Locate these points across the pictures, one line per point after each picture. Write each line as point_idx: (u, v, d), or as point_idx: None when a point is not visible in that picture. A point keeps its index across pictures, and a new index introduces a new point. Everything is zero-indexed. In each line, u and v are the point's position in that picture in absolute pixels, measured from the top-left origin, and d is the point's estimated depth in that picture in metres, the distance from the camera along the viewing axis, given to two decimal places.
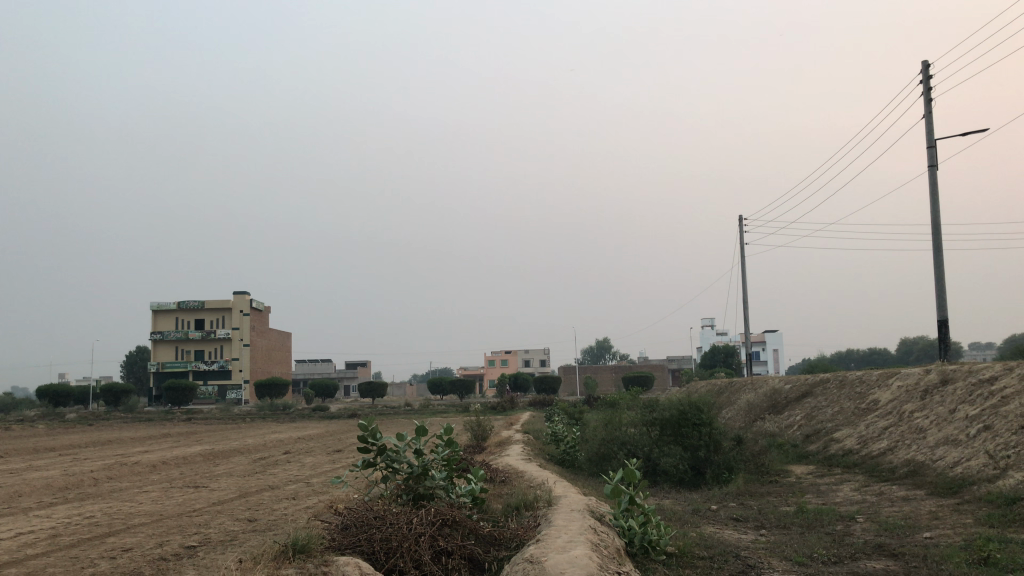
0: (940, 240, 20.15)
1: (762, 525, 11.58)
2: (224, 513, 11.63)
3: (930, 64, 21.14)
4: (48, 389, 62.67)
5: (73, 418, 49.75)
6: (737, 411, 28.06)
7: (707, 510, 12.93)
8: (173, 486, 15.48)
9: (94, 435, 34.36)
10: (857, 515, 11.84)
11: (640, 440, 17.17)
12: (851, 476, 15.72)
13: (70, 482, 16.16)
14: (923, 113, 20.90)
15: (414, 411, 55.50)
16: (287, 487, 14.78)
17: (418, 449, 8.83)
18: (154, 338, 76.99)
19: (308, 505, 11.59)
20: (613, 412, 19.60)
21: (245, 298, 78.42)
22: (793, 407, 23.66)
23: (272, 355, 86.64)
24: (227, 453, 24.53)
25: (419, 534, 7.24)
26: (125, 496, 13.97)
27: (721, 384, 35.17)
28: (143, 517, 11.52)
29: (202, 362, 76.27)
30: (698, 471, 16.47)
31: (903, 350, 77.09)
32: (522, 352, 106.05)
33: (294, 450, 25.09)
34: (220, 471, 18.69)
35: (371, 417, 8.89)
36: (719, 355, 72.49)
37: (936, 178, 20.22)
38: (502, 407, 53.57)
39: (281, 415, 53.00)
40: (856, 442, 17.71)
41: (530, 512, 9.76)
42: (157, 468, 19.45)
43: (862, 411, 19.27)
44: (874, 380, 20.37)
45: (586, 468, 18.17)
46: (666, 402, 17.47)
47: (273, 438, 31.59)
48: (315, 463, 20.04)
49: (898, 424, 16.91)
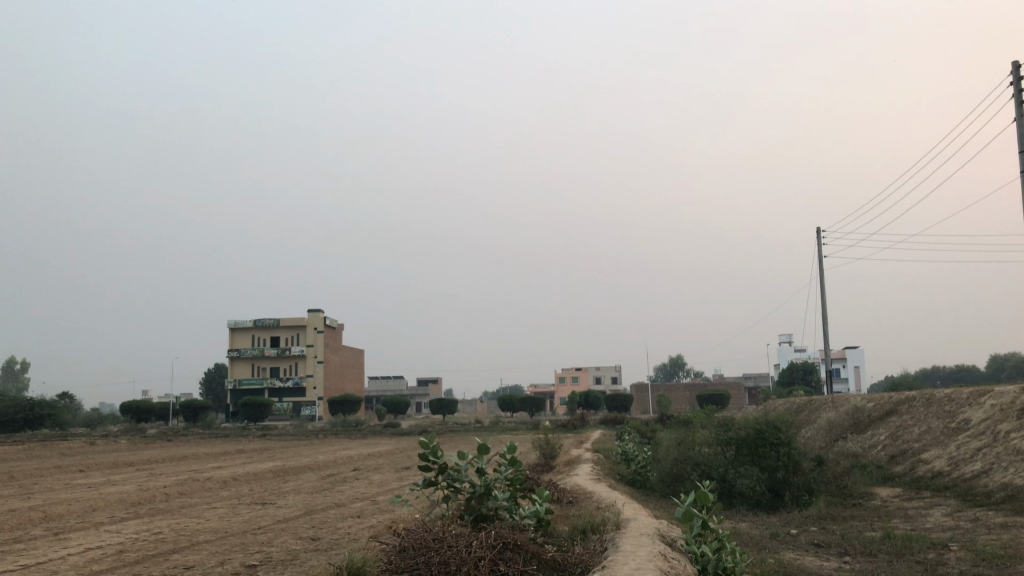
0: None
1: (846, 552, 10.88)
2: (288, 531, 11.53)
3: (1021, 65, 20.05)
4: (131, 405, 64.48)
5: (154, 433, 51.04)
6: (817, 430, 27.01)
7: (786, 535, 12.29)
8: (240, 503, 15.51)
9: (172, 450, 35.15)
10: (951, 543, 11.06)
11: (714, 460, 16.55)
12: (941, 500, 14.81)
13: (143, 497, 16.34)
14: (1015, 116, 19.80)
15: (484, 428, 55.55)
16: (352, 505, 14.67)
17: (481, 468, 8.50)
18: (231, 355, 78.78)
19: (371, 524, 11.40)
20: (685, 431, 18.99)
21: (319, 315, 79.81)
22: (877, 426, 22.57)
23: (345, 372, 87.79)
24: (298, 470, 24.63)
25: (478, 558, 6.91)
26: (194, 513, 14.03)
27: (799, 402, 34.00)
28: (208, 534, 11.49)
29: (278, 379, 77.68)
30: (776, 493, 15.78)
31: (993, 367, 73.73)
32: (593, 369, 105.14)
33: (362, 467, 25.12)
34: (289, 488, 18.75)
35: (433, 434, 8.60)
36: (797, 373, 70.43)
37: None
38: (571, 425, 53.03)
39: (352, 432, 53.44)
40: (946, 464, 16.72)
41: (596, 536, 9.33)
42: (227, 485, 19.62)
43: (952, 430, 18.21)
44: (965, 398, 19.27)
45: (658, 489, 17.59)
46: (741, 421, 16.83)
47: (344, 455, 31.76)
48: (382, 480, 19.95)
49: (992, 445, 15.91)
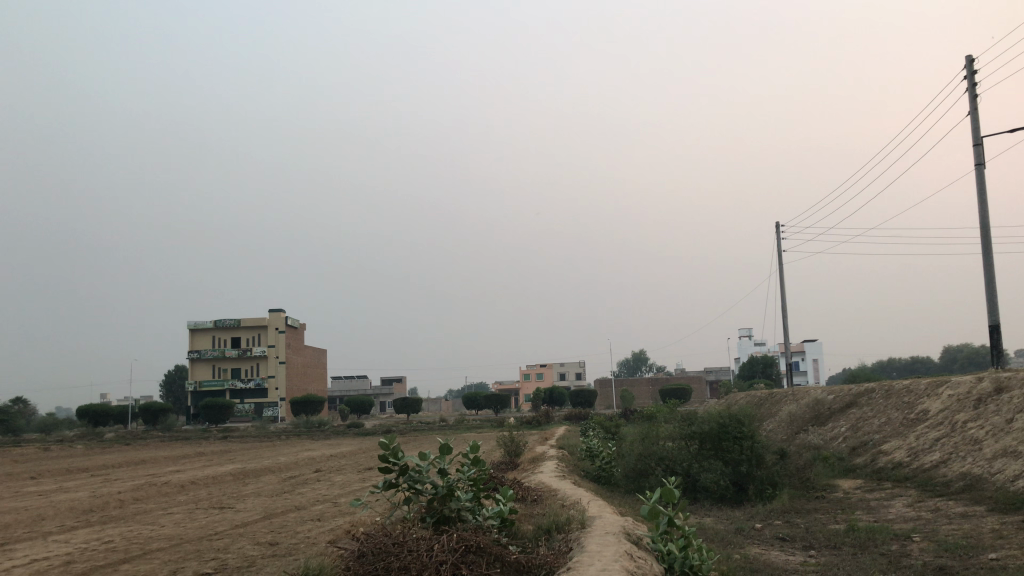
0: (989, 242, 19.28)
1: (811, 545, 10.87)
2: (245, 536, 11.21)
3: (974, 59, 20.33)
4: (88, 409, 63.25)
5: (112, 437, 50.17)
6: (778, 423, 27.22)
7: (750, 529, 12.27)
8: (198, 507, 15.13)
9: (129, 455, 34.38)
10: (914, 534, 11.08)
11: (679, 455, 16.52)
12: (902, 490, 14.93)
13: (95, 504, 15.83)
14: (969, 109, 20.07)
15: (448, 426, 55.38)
16: (313, 507, 14.37)
17: (443, 469, 8.28)
18: (191, 356, 77.48)
19: (331, 528, 11.17)
20: (649, 426, 18.95)
21: (280, 315, 78.95)
22: (837, 418, 22.78)
23: (308, 372, 86.85)
24: (259, 472, 24.18)
25: (440, 562, 6.72)
26: (147, 519, 13.62)
27: (760, 395, 34.29)
28: (162, 541, 11.16)
29: (239, 380, 76.61)
30: (740, 487, 15.81)
31: (946, 358, 75.22)
32: (557, 366, 105.43)
33: (324, 469, 24.75)
34: (247, 491, 18.34)
35: (393, 435, 8.36)
36: (758, 366, 71.19)
37: (984, 177, 19.37)
38: (536, 421, 53.05)
39: (314, 432, 52.94)
40: (906, 454, 16.87)
41: (561, 535, 9.19)
42: (184, 489, 19.12)
43: (911, 421, 18.39)
44: (923, 389, 19.48)
45: (622, 485, 17.51)
46: (704, 415, 16.85)
47: (305, 456, 31.36)
48: (344, 482, 19.63)
49: (951, 435, 16.09)
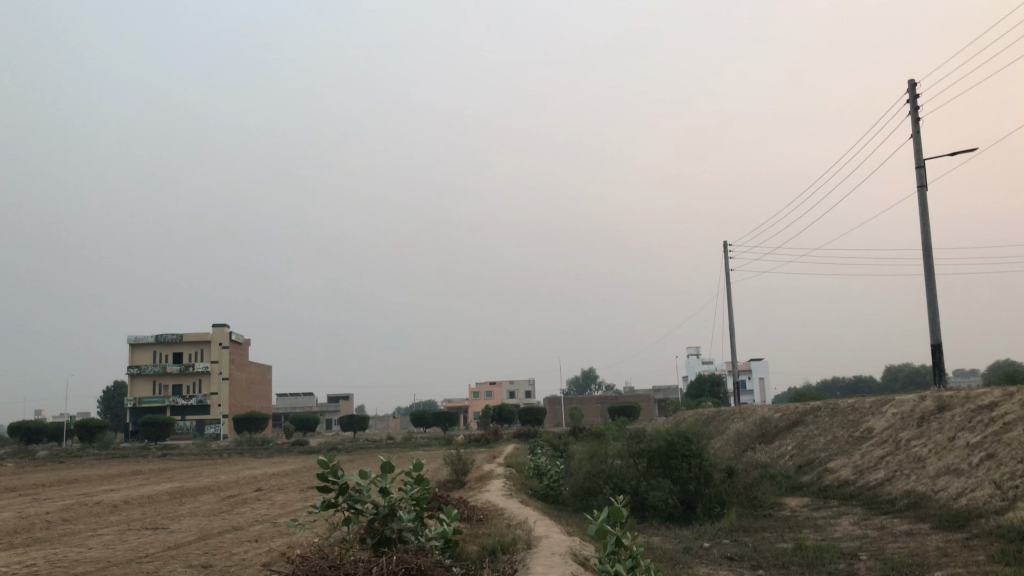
0: (931, 262, 19.61)
1: (759, 565, 10.74)
2: (177, 559, 10.70)
3: (917, 84, 20.74)
4: (20, 426, 61.06)
5: (44, 455, 48.46)
6: (725, 441, 27.32)
7: (699, 548, 12.13)
8: (129, 528, 14.47)
9: (62, 473, 33.14)
10: (860, 552, 11.05)
11: (627, 473, 16.37)
12: (848, 508, 14.97)
13: (20, 525, 15.05)
14: (911, 132, 20.45)
15: (395, 444, 54.70)
16: (251, 528, 13.85)
17: (384, 488, 7.96)
18: (131, 372, 75.41)
19: (268, 549, 10.71)
20: (598, 443, 18.79)
21: (224, 331, 77.45)
22: (784, 436, 22.91)
23: (252, 389, 85.24)
24: (197, 491, 23.42)
25: None
26: (75, 541, 12.98)
27: (708, 413, 34.45)
28: (88, 565, 10.57)
29: (180, 397, 74.74)
30: (688, 505, 15.69)
31: (888, 377, 76.82)
32: (507, 384, 105.17)
33: (266, 487, 24.08)
34: (184, 511, 17.65)
35: (333, 453, 8.00)
36: (706, 385, 71.76)
37: (926, 198, 19.72)
38: (485, 439, 52.68)
39: (258, 450, 51.88)
40: (851, 472, 16.95)
41: (506, 556, 8.90)
42: (117, 509, 18.32)
43: (856, 439, 18.53)
44: (867, 407, 19.65)
45: (570, 504, 17.30)
46: (652, 433, 16.77)
47: (247, 474, 30.56)
48: (286, 501, 19.03)
49: (895, 453, 16.22)
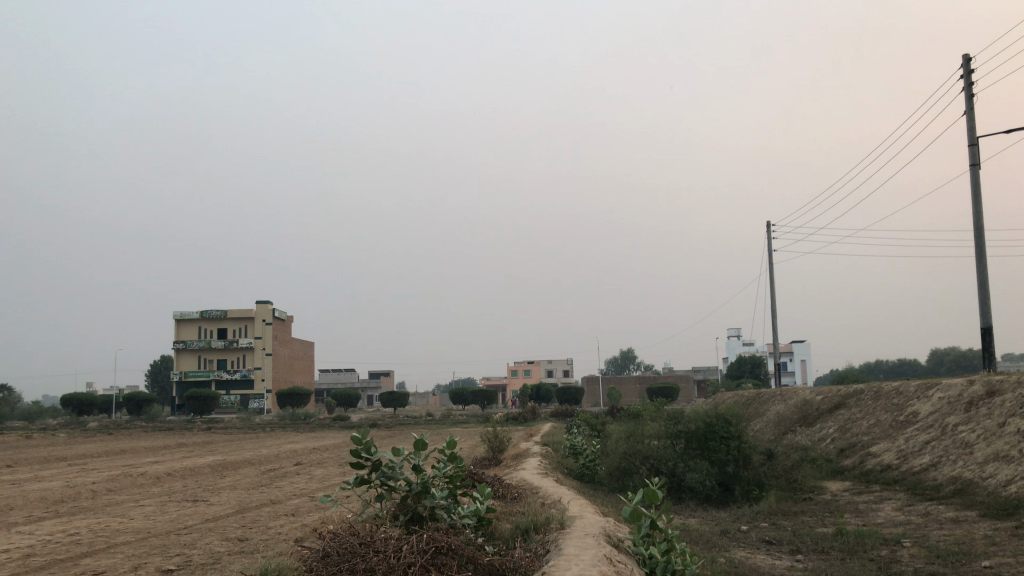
0: (983, 243, 19.02)
1: (798, 549, 10.54)
2: (214, 531, 10.80)
3: (972, 58, 20.03)
4: (71, 398, 62.54)
5: (94, 427, 49.60)
6: (765, 423, 26.97)
7: (736, 531, 11.96)
8: (171, 500, 14.70)
9: (109, 444, 33.94)
10: (904, 539, 10.78)
11: (664, 454, 16.18)
12: (891, 494, 14.66)
13: (66, 495, 15.37)
14: (965, 109, 19.77)
15: (434, 421, 55.11)
16: (289, 501, 14.00)
17: (417, 465, 7.90)
18: (177, 346, 76.82)
19: (303, 524, 10.77)
20: (635, 424, 18.62)
21: (267, 307, 78.45)
22: (825, 419, 22.51)
23: (294, 365, 86.42)
24: (238, 465, 23.76)
25: (408, 564, 6.40)
26: (118, 511, 13.23)
27: (748, 395, 34.01)
28: (128, 535, 10.72)
29: (224, 371, 75.99)
30: (725, 488, 15.51)
31: (934, 361, 75.28)
32: (546, 363, 105.31)
33: (305, 462, 24.33)
34: (224, 484, 17.89)
35: (366, 429, 7.94)
36: (746, 366, 71.01)
37: (979, 177, 19.09)
38: (522, 417, 52.74)
39: (299, 424, 52.60)
40: (895, 457, 16.60)
41: (539, 536, 8.82)
42: (159, 481, 18.62)
43: (901, 423, 18.12)
44: (913, 391, 19.21)
45: (606, 484, 17.19)
46: (691, 414, 16.58)
47: (287, 448, 30.94)
48: (324, 476, 19.20)
49: (940, 438, 15.84)
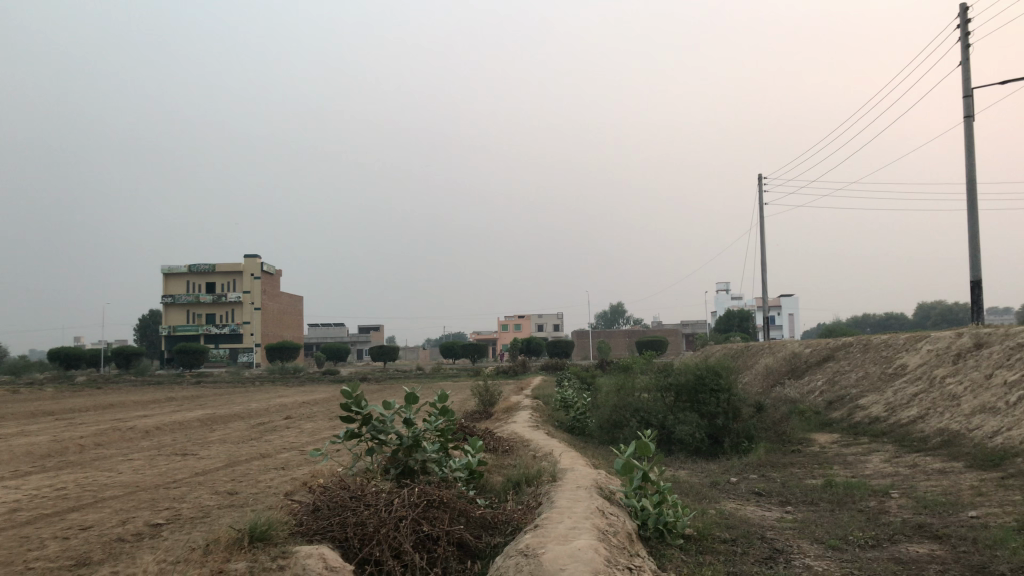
0: (975, 195, 18.94)
1: (787, 501, 10.59)
2: (204, 485, 10.75)
3: (969, 8, 19.75)
4: (59, 352, 62.30)
5: (83, 381, 49.47)
6: (754, 376, 27.12)
7: (726, 483, 12.00)
8: (160, 454, 14.65)
9: (98, 398, 33.87)
10: (892, 490, 10.83)
11: (654, 407, 16.21)
12: (878, 445, 14.74)
13: (54, 449, 15.29)
14: (961, 59, 19.56)
15: (424, 375, 55.29)
16: (279, 455, 13.97)
17: (408, 419, 7.82)
18: (165, 301, 76.52)
19: (294, 477, 10.74)
20: (625, 377, 18.64)
21: (255, 261, 77.99)
22: (814, 371, 22.63)
23: (283, 319, 86.29)
24: (228, 418, 23.74)
25: (399, 518, 6.36)
26: (106, 465, 13.16)
27: (737, 348, 34.17)
28: (117, 489, 10.66)
29: (213, 325, 75.81)
30: (715, 440, 15.57)
31: (920, 314, 75.76)
32: (535, 317, 105.61)
33: (295, 415, 24.33)
34: (214, 438, 17.85)
35: (356, 382, 7.84)
36: (734, 320, 71.30)
37: (973, 129, 18.95)
38: (512, 371, 52.97)
39: (289, 378, 52.65)
40: (883, 409, 16.69)
41: (531, 488, 8.81)
42: (148, 435, 18.57)
43: (889, 375, 18.22)
44: (902, 343, 19.28)
45: (597, 436, 17.22)
46: (681, 367, 16.59)
47: (277, 402, 30.95)
48: (314, 429, 19.20)
49: (929, 390, 15.91)
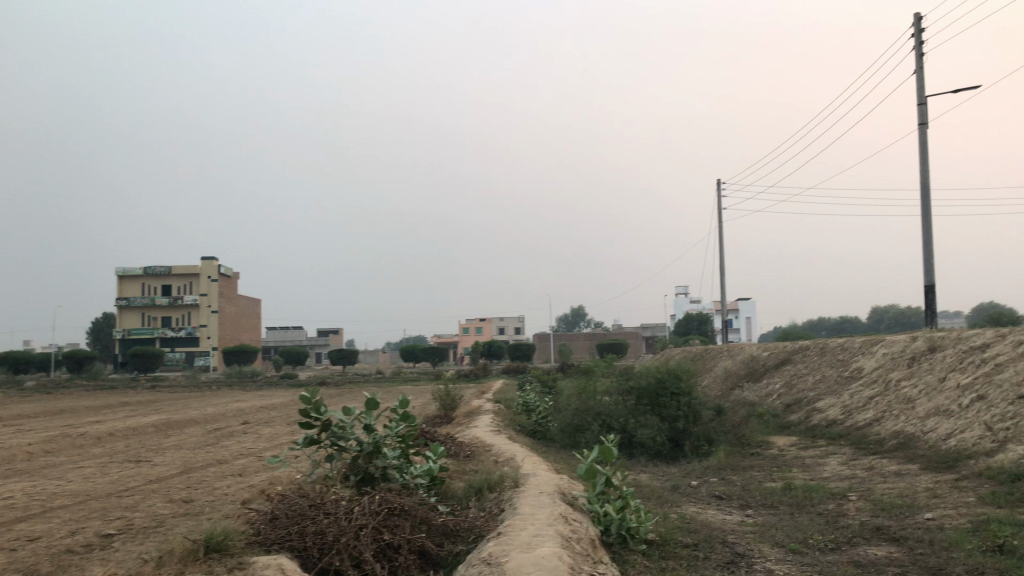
0: (929, 201, 19.30)
1: (747, 504, 10.66)
2: (157, 493, 10.50)
3: (923, 17, 20.14)
4: (8, 356, 60.75)
5: (32, 386, 48.23)
6: (714, 379, 27.33)
7: (687, 487, 12.04)
8: (113, 461, 14.29)
9: (49, 403, 33.05)
10: (850, 493, 10.96)
11: (615, 410, 16.24)
12: (836, 448, 14.92)
13: (2, 457, 14.86)
14: (915, 67, 19.92)
15: (384, 379, 54.96)
16: (236, 461, 13.72)
17: (369, 425, 7.70)
18: (119, 304, 75.06)
19: (251, 484, 10.55)
20: (586, 380, 18.65)
21: (213, 264, 76.85)
22: (772, 374, 22.89)
23: (241, 322, 85.09)
24: (183, 424, 23.31)
25: (360, 527, 6.24)
26: (56, 473, 12.81)
27: (696, 351, 34.43)
28: (67, 498, 10.37)
29: (169, 328, 74.52)
30: (675, 443, 15.64)
31: (874, 318, 77.17)
32: (496, 320, 105.57)
33: (252, 420, 23.95)
34: (169, 444, 17.49)
35: (315, 388, 7.70)
36: (694, 323, 71.94)
37: (927, 136, 19.31)
38: (473, 375, 52.84)
39: (247, 383, 51.91)
40: (840, 412, 16.91)
41: (493, 494, 8.74)
42: (101, 441, 18.13)
43: (845, 378, 18.48)
44: (858, 347, 19.56)
45: (559, 440, 17.21)
46: (642, 370, 16.64)
47: (234, 406, 30.51)
48: (272, 435, 18.92)
49: (884, 393, 16.16)
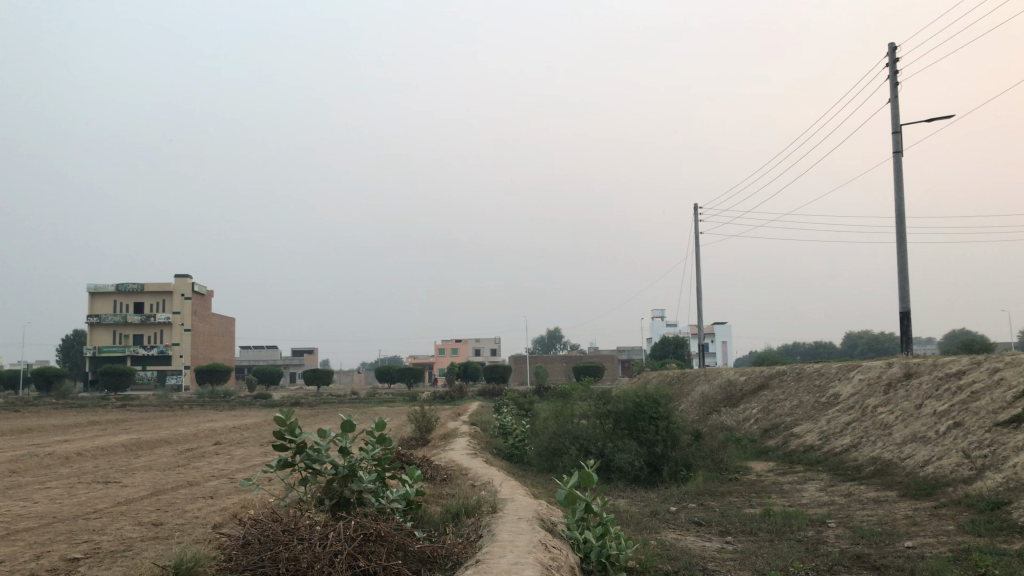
0: (904, 229, 19.47)
1: (727, 531, 10.58)
2: (126, 516, 10.23)
3: (897, 47, 20.43)
4: None
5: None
6: (691, 403, 27.30)
7: (666, 513, 11.92)
8: (80, 482, 13.95)
9: (15, 422, 32.40)
10: (829, 519, 10.92)
11: (593, 434, 16.13)
12: (813, 474, 14.90)
13: None
14: (890, 96, 20.17)
15: (359, 400, 54.49)
16: (207, 483, 13.44)
17: (344, 448, 7.53)
18: (90, 320, 73.99)
19: (222, 508, 10.32)
20: (564, 403, 18.53)
21: (187, 281, 76.07)
22: (749, 400, 22.90)
23: (214, 340, 84.16)
24: (153, 444, 22.85)
25: (335, 552, 6.07)
26: (20, 494, 12.46)
27: (672, 375, 34.44)
28: (32, 521, 10.08)
29: (141, 346, 73.52)
30: (654, 468, 15.52)
31: (848, 344, 77.83)
32: (472, 341, 105.29)
33: (225, 441, 23.54)
34: (138, 465, 17.11)
35: (290, 409, 7.52)
36: (670, 346, 72.11)
37: (901, 164, 19.53)
38: (449, 397, 52.49)
39: (220, 403, 51.24)
40: (817, 438, 16.90)
41: (470, 520, 8.59)
42: (67, 462, 17.71)
43: (822, 404, 18.51)
44: (834, 373, 19.61)
45: (536, 464, 17.05)
46: (620, 394, 16.56)
47: (206, 427, 30.05)
48: (244, 456, 18.59)
49: (861, 419, 16.19)
